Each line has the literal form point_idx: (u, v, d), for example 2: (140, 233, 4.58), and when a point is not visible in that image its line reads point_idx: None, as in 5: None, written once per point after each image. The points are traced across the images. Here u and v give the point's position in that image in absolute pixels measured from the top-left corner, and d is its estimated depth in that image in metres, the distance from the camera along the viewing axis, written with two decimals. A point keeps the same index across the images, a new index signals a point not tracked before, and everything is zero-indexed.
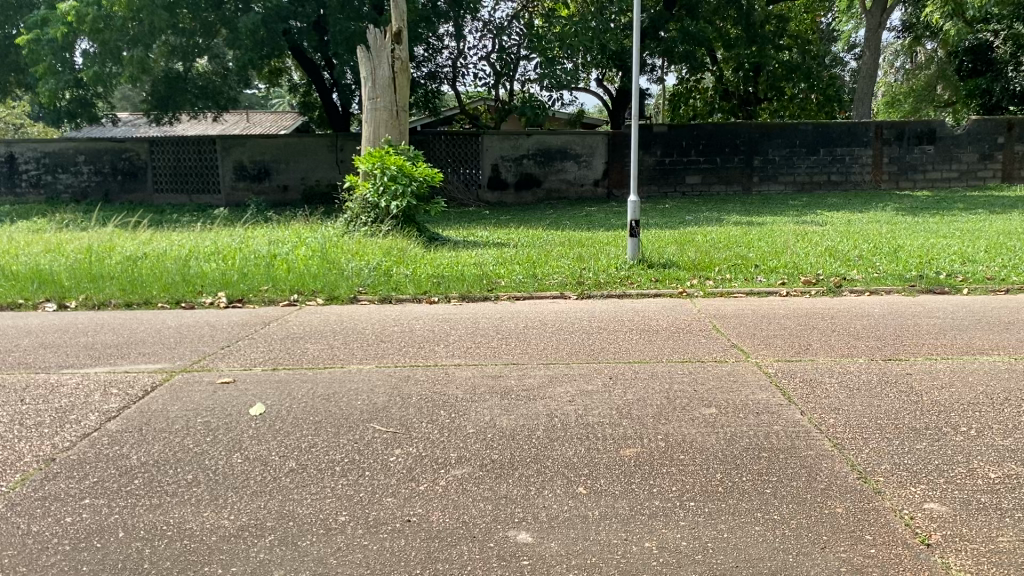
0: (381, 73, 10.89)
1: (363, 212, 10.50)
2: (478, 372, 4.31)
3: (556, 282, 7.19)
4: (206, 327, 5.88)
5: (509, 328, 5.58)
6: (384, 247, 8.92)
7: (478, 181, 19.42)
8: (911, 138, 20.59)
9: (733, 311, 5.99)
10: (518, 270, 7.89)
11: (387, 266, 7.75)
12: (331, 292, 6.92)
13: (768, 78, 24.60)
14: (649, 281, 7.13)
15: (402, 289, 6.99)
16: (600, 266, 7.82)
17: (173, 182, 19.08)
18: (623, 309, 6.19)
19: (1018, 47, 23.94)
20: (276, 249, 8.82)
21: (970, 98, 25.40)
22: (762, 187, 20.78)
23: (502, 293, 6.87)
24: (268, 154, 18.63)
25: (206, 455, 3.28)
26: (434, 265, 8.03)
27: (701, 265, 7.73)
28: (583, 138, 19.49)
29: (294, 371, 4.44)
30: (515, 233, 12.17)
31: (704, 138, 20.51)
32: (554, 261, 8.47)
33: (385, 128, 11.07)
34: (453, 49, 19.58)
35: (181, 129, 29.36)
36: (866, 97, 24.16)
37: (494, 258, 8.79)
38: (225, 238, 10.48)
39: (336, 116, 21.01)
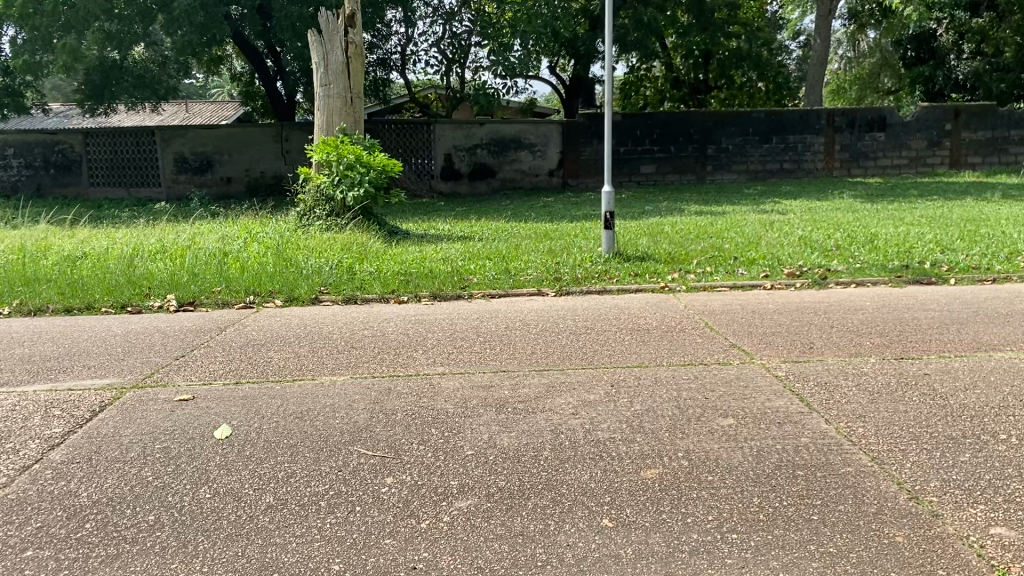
0: (335, 58, 10.35)
1: (318, 205, 10.00)
2: (467, 383, 3.94)
3: (530, 279, 6.85)
4: (155, 334, 5.40)
5: (489, 331, 5.22)
6: (343, 242, 8.46)
7: (432, 171, 18.94)
8: (861, 126, 20.70)
9: (721, 306, 5.72)
10: (488, 265, 7.51)
11: (349, 263, 7.30)
12: (291, 291, 6.47)
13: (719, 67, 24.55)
14: (628, 276, 6.83)
15: (367, 288, 6.57)
16: (574, 261, 7.50)
17: (111, 175, 18.24)
18: (605, 307, 5.87)
19: (960, 36, 24.39)
20: (227, 247, 8.30)
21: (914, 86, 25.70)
22: (716, 176, 20.71)
23: (476, 291, 6.51)
24: (211, 145, 17.90)
25: (169, 490, 2.85)
26: (399, 261, 7.61)
27: (678, 258, 7.45)
28: (537, 127, 19.16)
29: (260, 386, 4.01)
30: (477, 225, 11.79)
31: (659, 127, 20.34)
32: (525, 256, 8.12)
33: (339, 116, 10.55)
34: (403, 36, 19.03)
35: (118, 120, 28.29)
36: (816, 85, 24.25)
37: (460, 252, 8.40)
38: (171, 234, 9.90)
39: (283, 105, 20.32)
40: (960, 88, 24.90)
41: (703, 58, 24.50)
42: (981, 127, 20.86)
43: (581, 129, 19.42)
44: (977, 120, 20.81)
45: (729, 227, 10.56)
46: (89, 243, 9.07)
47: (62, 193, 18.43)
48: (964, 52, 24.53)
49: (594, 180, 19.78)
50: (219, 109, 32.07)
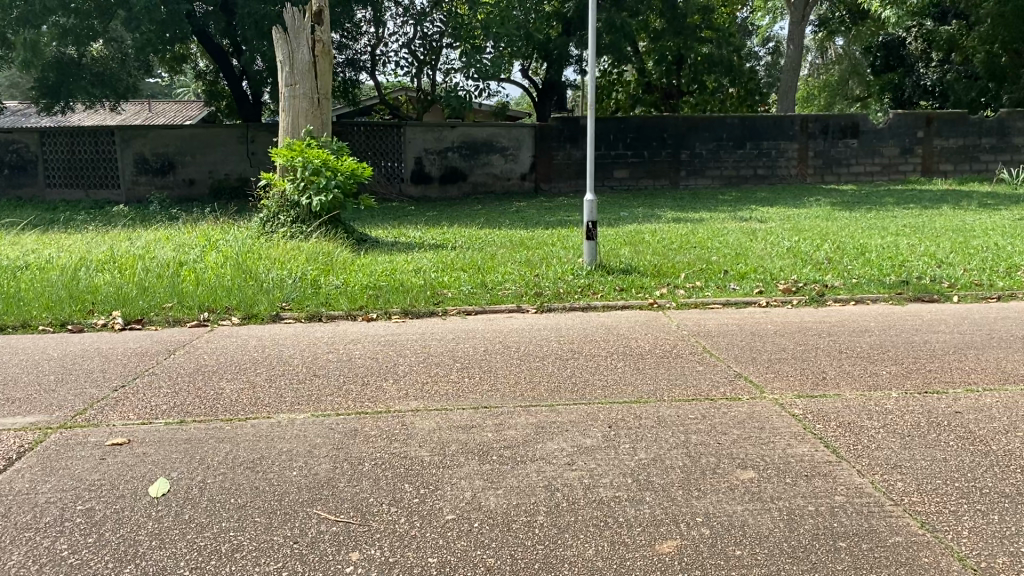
0: (301, 57, 9.81)
1: (282, 212, 9.46)
2: (445, 422, 3.46)
3: (508, 293, 6.36)
4: (95, 358, 4.85)
5: (467, 354, 4.74)
6: (309, 252, 7.93)
7: (402, 174, 18.40)
8: (835, 132, 20.53)
9: (718, 326, 5.30)
10: (464, 277, 7.04)
11: (313, 276, 6.78)
12: (249, 307, 5.94)
13: (692, 71, 24.30)
14: (613, 290, 6.39)
15: (333, 304, 6.06)
16: (554, 273, 7.06)
17: (67, 176, 17.50)
18: (591, 326, 5.42)
19: (929, 45, 24.43)
20: (182, 257, 7.75)
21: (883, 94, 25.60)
22: (689, 182, 20.42)
23: (450, 307, 6.03)
24: (172, 146, 17.22)
25: (87, 571, 2.35)
26: (368, 273, 7.11)
27: (664, 271, 7.04)
28: (509, 130, 18.74)
29: (207, 426, 3.49)
30: (450, 232, 11.30)
31: (632, 132, 20.01)
32: (502, 267, 7.66)
33: (305, 118, 9.97)
34: (373, 36, 18.49)
35: (77, 119, 27.42)
36: (789, 90, 24.08)
37: (433, 263, 7.93)
38: (123, 242, 9.30)
39: (247, 106, 19.66)
40: (928, 95, 24.94)
41: (676, 63, 24.24)
42: (953, 135, 20.76)
43: (554, 132, 19.01)
44: (949, 128, 20.70)
45: (711, 237, 10.18)
46: (35, 251, 8.45)
47: (16, 195, 17.68)
48: (932, 60, 24.56)
49: (567, 185, 19.39)
50: (182, 108, 31.25)
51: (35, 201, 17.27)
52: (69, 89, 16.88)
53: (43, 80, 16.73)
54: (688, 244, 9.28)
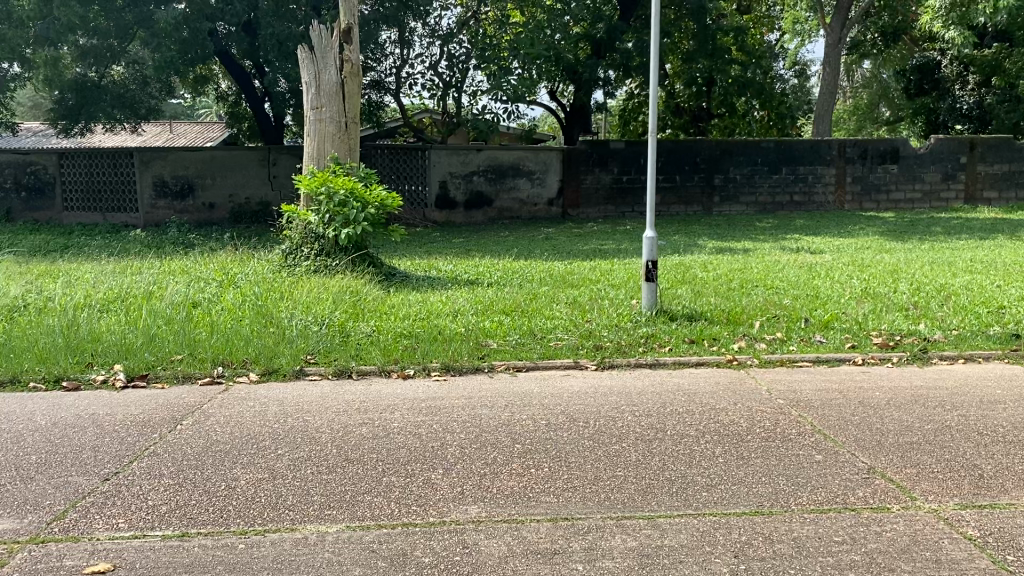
0: (328, 78, 9.17)
1: (307, 244, 8.79)
2: (519, 545, 2.69)
3: (561, 345, 5.57)
4: (88, 430, 4.11)
5: (527, 430, 3.95)
6: (335, 291, 7.21)
7: (427, 200, 17.69)
8: (874, 157, 19.68)
9: (816, 395, 4.53)
10: (511, 323, 6.29)
11: (342, 321, 6.06)
12: (268, 360, 5.22)
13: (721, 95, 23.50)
14: (679, 341, 5.63)
15: (364, 356, 5.31)
16: (609, 318, 6.28)
17: (85, 199, 16.95)
18: (666, 391, 4.64)
19: (965, 66, 23.54)
20: (196, 296, 7.04)
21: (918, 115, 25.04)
22: (723, 208, 19.61)
23: (498, 361, 5.27)
24: (191, 169, 16.66)
25: None
26: (401, 317, 6.36)
27: (733, 317, 6.28)
28: (536, 153, 18.07)
29: (213, 543, 2.75)
30: (483, 265, 10.56)
31: (663, 155, 19.26)
32: (549, 309, 6.89)
33: (332, 143, 9.25)
34: (398, 58, 17.93)
35: (98, 140, 27.05)
36: (825, 113, 23.25)
37: (471, 303, 7.18)
38: (134, 276, 8.62)
39: (269, 128, 19.12)
40: (964, 119, 23.96)
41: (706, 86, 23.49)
42: (998, 160, 19.86)
43: (583, 156, 18.33)
44: (993, 153, 19.80)
45: (766, 275, 9.39)
46: (37, 287, 7.79)
47: (33, 218, 17.15)
48: (969, 83, 23.68)
49: (597, 211, 18.65)
50: (205, 130, 30.91)
51: (51, 224, 16.72)
52: (89, 111, 16.39)
53: (61, 102, 16.27)
54: (746, 283, 8.48)
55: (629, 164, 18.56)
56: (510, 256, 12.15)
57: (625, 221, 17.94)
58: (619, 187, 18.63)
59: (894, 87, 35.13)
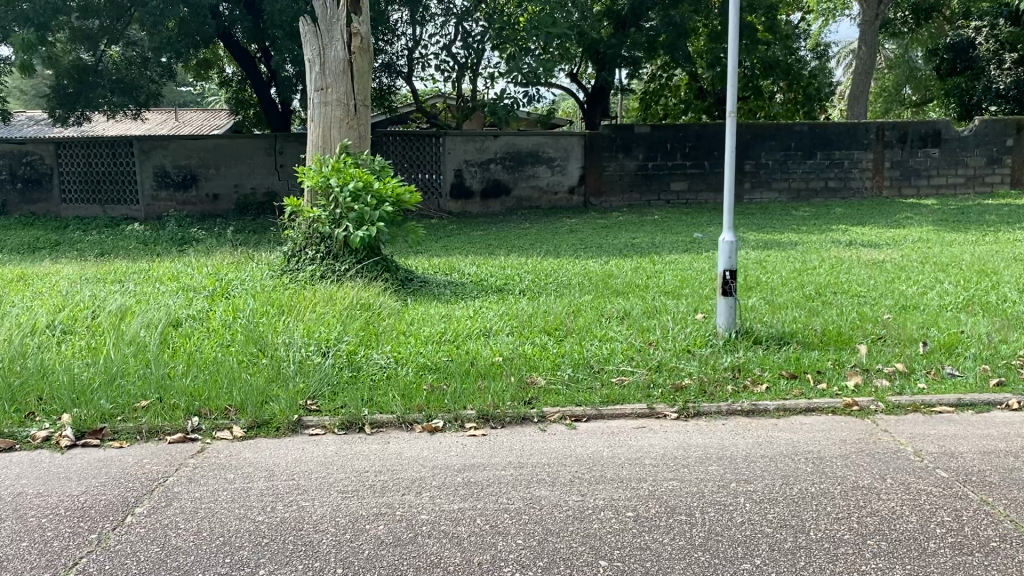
0: (334, 54, 8.00)
1: (312, 245, 7.73)
2: None
3: (626, 383, 4.41)
4: (3, 525, 3.00)
5: (610, 531, 2.82)
6: (344, 306, 6.09)
7: (441, 188, 16.51)
8: (914, 141, 18.38)
9: (984, 463, 3.39)
10: (559, 349, 5.15)
11: (350, 348, 4.91)
12: (254, 408, 4.10)
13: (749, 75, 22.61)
14: (773, 374, 4.51)
15: (378, 400, 4.17)
16: (679, 344, 5.13)
17: (85, 191, 15.85)
18: (780, 457, 3.51)
19: (1003, 44, 21.74)
20: (177, 313, 5.93)
21: (948, 99, 23.26)
22: (754, 195, 18.28)
23: (550, 408, 4.11)
24: (194, 158, 15.58)
25: None
26: (423, 343, 5.21)
27: (835, 340, 5.13)
28: (556, 139, 16.90)
29: None
30: (509, 265, 9.44)
31: (691, 139, 17.45)
32: (599, 327, 5.74)
33: (339, 129, 8.09)
34: (411, 38, 16.76)
35: (102, 129, 26.04)
36: (860, 95, 21.89)
37: (503, 319, 6.03)
38: (113, 284, 7.53)
39: (275, 114, 17.99)
40: (1000, 100, 21.79)
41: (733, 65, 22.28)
42: None
43: (605, 141, 17.15)
44: None
45: (833, 277, 8.23)
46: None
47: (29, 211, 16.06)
48: (1006, 61, 21.67)
49: (621, 199, 17.47)
50: (210, 118, 29.85)
51: (49, 217, 15.63)
52: (87, 97, 15.12)
53: (59, 89, 15.15)
54: (820, 288, 7.32)
55: (655, 149, 17.37)
56: (531, 255, 10.97)
57: (651, 210, 16.74)
58: (644, 174, 17.44)
59: (923, 67, 33.74)
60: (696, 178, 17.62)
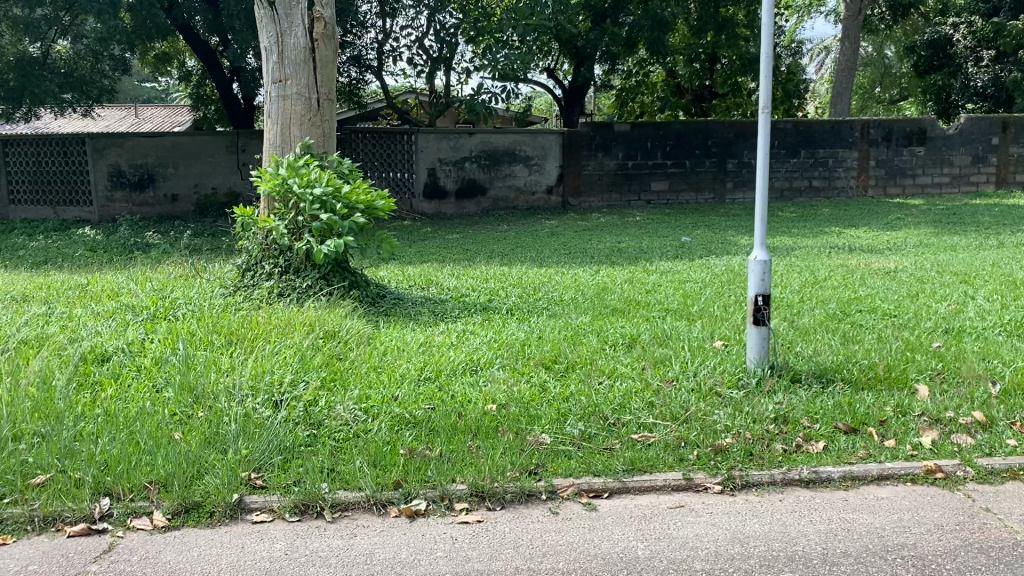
0: (294, 42, 7.08)
1: (269, 258, 6.83)
2: None
3: (650, 442, 3.57)
4: None
5: None
6: (304, 335, 5.19)
7: (414, 188, 15.58)
8: (899, 139, 17.76)
9: None
10: (562, 391, 4.29)
11: (308, 396, 4.02)
12: (182, 485, 3.22)
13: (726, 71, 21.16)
14: (827, 428, 3.71)
15: (342, 470, 3.31)
16: (705, 386, 4.29)
17: (34, 192, 14.73)
18: (869, 556, 2.70)
19: (980, 41, 21.00)
20: (100, 346, 4.98)
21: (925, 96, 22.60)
22: (736, 195, 17.17)
23: (562, 481, 3.26)
24: (151, 156, 14.52)
25: None
26: (399, 385, 4.33)
27: (886, 380, 4.35)
28: (533, 136, 16.06)
29: None
30: (490, 277, 8.58)
31: (672, 137, 16.71)
32: (607, 359, 4.89)
33: (301, 126, 7.17)
34: (380, 30, 15.85)
35: (56, 126, 24.83)
36: (843, 92, 21.22)
37: (491, 348, 5.16)
38: (37, 305, 6.56)
39: (237, 111, 16.96)
40: (979, 97, 21.35)
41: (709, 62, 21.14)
42: None
43: (584, 139, 16.36)
44: None
45: (843, 289, 7.45)
46: None
47: None
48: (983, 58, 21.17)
49: (600, 199, 16.66)
50: (171, 114, 28.69)
51: None
52: (32, 91, 13.65)
53: (1, 83, 13.65)
54: (837, 305, 6.54)
55: (634, 147, 16.59)
56: (507, 264, 10.09)
57: (633, 212, 15.94)
58: (624, 174, 16.66)
59: (898, 65, 33.37)
60: (677, 177, 16.87)
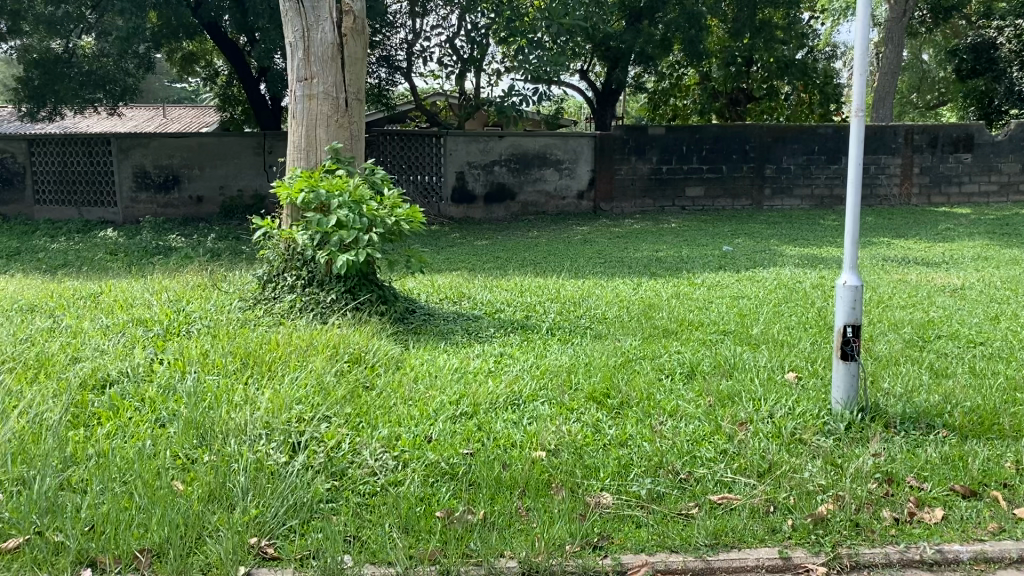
0: (321, 37, 6.60)
1: (292, 270, 6.37)
2: None
3: (734, 507, 3.03)
4: None
5: None
6: (326, 360, 4.67)
7: (442, 192, 15.08)
8: (945, 145, 16.97)
9: None
10: (620, 433, 3.73)
11: (329, 438, 3.50)
12: (179, 554, 2.72)
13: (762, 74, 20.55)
14: (941, 490, 3.14)
15: (369, 538, 2.80)
16: (785, 432, 3.73)
17: (59, 192, 14.42)
18: None
19: None
20: (102, 369, 4.50)
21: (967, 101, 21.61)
22: (775, 202, 16.46)
23: (632, 559, 2.72)
24: (177, 156, 14.14)
25: None
26: (433, 423, 3.79)
27: (994, 428, 3.77)
28: (565, 140, 15.51)
29: None
30: (523, 289, 8.03)
31: (708, 142, 16.07)
32: (665, 393, 4.31)
33: (327, 127, 6.68)
34: (410, 31, 15.38)
35: (85, 126, 24.70)
36: (885, 96, 20.35)
37: (532, 376, 4.60)
38: (44, 316, 6.12)
39: (264, 112, 16.58)
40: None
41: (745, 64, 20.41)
42: None
43: (618, 143, 15.79)
44: None
45: (906, 310, 6.81)
46: None
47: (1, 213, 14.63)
48: None
49: (633, 204, 16.06)
50: (199, 115, 28.47)
51: (19, 219, 14.21)
52: (54, 88, 13.54)
53: (27, 82, 13.63)
54: (904, 330, 5.92)
55: (669, 152, 15.98)
56: (539, 274, 9.51)
57: (668, 218, 15.31)
58: (658, 178, 16.04)
59: (938, 69, 32.39)
60: (713, 183, 16.22)
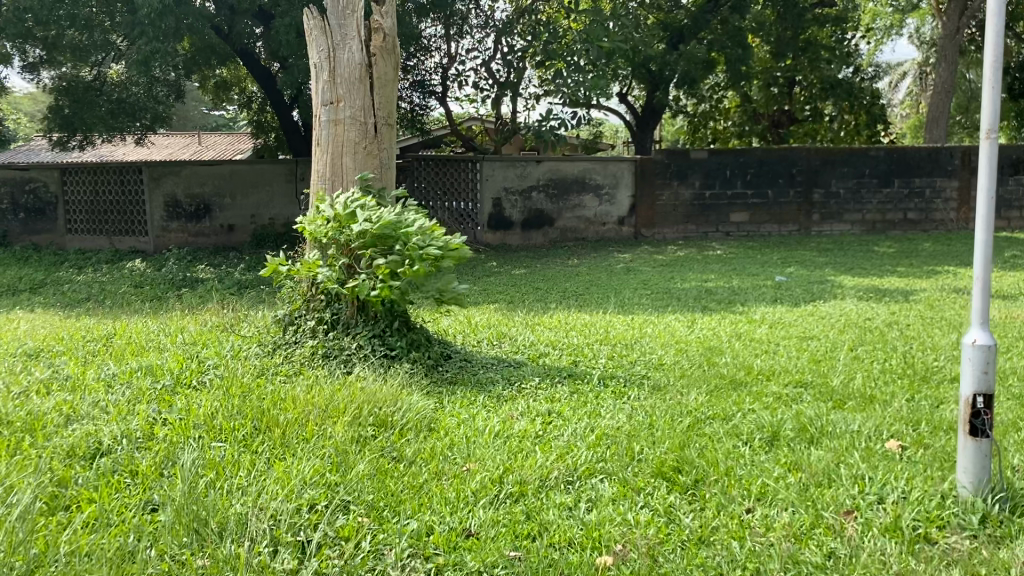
0: (348, 57, 6.06)
1: (315, 311, 5.80)
2: None
3: None
4: None
5: None
6: (347, 424, 4.04)
7: (478, 219, 14.51)
8: (1004, 167, 16.01)
9: None
10: (699, 526, 3.07)
11: (344, 536, 2.88)
12: None
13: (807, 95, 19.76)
14: None
15: None
16: (906, 527, 3.02)
17: (91, 221, 14.11)
18: None
19: None
20: (92, 434, 3.90)
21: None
22: (824, 228, 15.62)
23: None
24: (209, 184, 13.75)
25: None
26: (471, 511, 3.15)
27: None
28: (604, 164, 14.89)
29: None
30: (563, 327, 7.36)
31: (752, 166, 15.30)
32: (746, 466, 3.62)
33: (354, 154, 6.11)
34: (445, 54, 14.92)
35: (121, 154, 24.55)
36: (939, 116, 18.61)
37: (585, 443, 3.94)
38: (44, 364, 5.57)
39: (298, 139, 16.19)
40: None
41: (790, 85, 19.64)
42: None
43: (659, 168, 15.11)
44: None
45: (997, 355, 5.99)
46: None
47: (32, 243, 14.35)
48: None
49: (675, 231, 15.36)
50: (234, 142, 28.32)
51: (51, 249, 13.90)
52: (83, 116, 13.19)
53: (55, 109, 13.32)
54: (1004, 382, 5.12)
55: (712, 176, 15.26)
56: (579, 309, 8.82)
57: (712, 245, 14.56)
58: (701, 204, 15.32)
59: None
60: (759, 209, 15.44)
